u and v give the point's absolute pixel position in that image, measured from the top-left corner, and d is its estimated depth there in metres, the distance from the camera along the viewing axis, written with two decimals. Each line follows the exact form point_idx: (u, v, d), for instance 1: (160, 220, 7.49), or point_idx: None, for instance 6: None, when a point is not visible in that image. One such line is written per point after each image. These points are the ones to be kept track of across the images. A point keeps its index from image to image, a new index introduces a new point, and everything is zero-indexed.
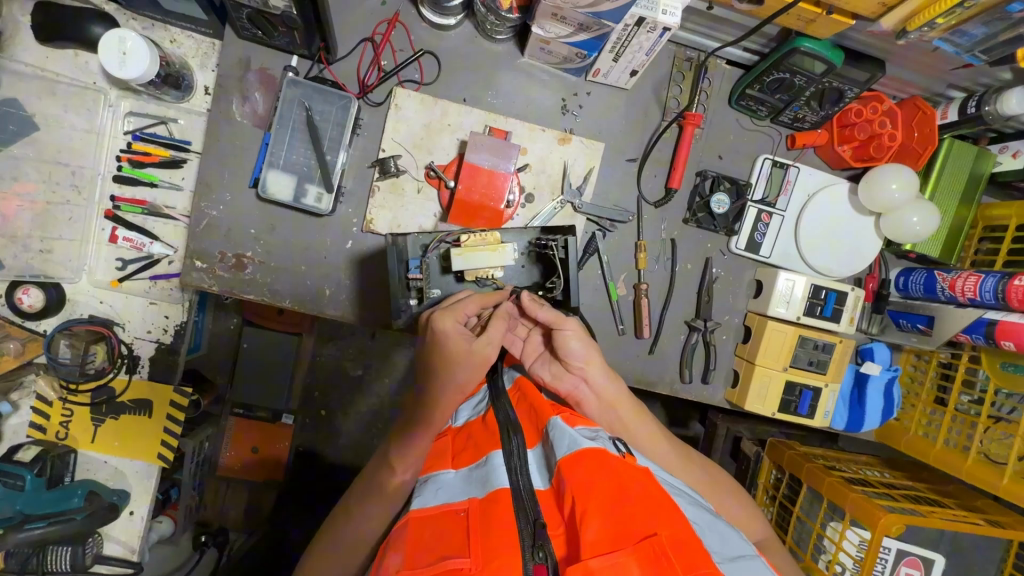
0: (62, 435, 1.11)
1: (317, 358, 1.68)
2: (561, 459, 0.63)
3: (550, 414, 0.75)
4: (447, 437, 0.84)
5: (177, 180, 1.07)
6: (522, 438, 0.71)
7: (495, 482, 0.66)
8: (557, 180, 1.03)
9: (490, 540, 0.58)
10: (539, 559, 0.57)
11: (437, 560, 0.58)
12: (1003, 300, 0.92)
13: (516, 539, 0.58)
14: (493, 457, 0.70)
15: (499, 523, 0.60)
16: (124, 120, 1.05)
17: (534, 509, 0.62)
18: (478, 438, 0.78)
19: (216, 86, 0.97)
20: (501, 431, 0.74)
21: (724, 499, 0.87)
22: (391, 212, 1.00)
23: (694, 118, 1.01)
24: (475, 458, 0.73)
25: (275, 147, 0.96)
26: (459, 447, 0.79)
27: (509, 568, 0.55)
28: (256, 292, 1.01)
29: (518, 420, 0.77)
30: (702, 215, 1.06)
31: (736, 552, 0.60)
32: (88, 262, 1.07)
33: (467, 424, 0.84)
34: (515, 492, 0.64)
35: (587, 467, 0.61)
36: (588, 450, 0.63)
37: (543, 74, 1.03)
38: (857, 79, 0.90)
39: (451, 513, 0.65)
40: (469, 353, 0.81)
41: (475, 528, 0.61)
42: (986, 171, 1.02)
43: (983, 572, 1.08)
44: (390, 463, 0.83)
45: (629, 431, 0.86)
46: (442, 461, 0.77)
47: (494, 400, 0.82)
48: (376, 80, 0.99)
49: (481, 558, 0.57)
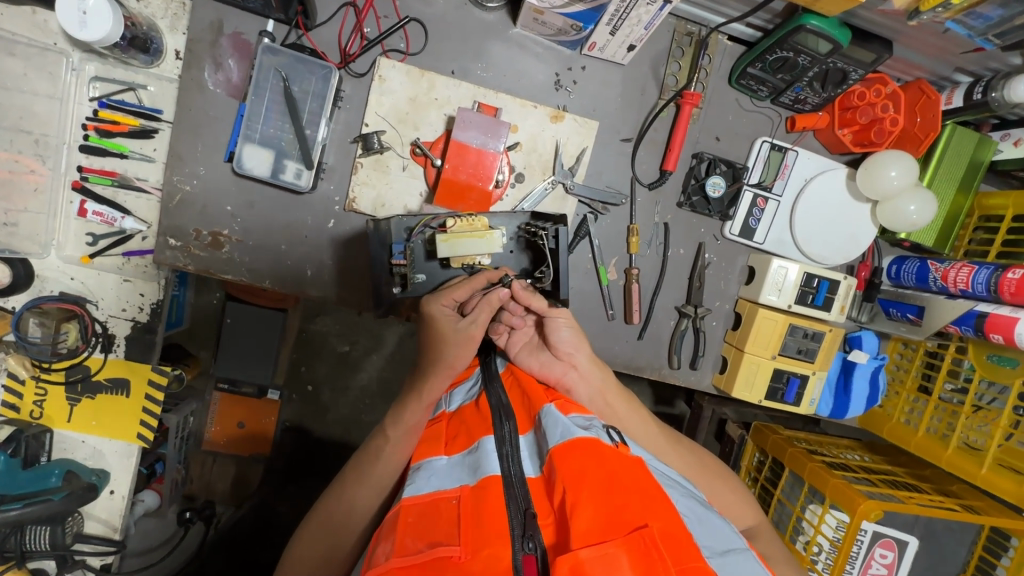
0: (36, 414, 1.09)
1: (304, 333, 1.65)
2: (554, 447, 0.62)
3: (543, 401, 0.74)
4: (440, 422, 0.80)
5: (149, 151, 1.01)
6: (514, 423, 0.70)
7: (487, 468, 0.65)
8: (549, 160, 0.99)
9: (481, 529, 0.58)
10: (529, 549, 0.56)
11: (428, 548, 0.58)
12: (995, 293, 0.90)
13: (506, 529, 0.58)
14: (484, 443, 0.69)
15: (490, 513, 0.60)
16: (89, 85, 0.98)
17: (524, 498, 0.61)
18: (470, 423, 0.75)
19: (187, 52, 0.91)
20: (494, 415, 0.72)
21: (716, 488, 0.86)
22: (374, 190, 0.96)
23: (692, 97, 0.97)
24: (469, 443, 0.72)
25: (251, 119, 0.90)
26: (453, 432, 0.76)
27: (498, 558, 0.56)
28: (235, 273, 0.97)
29: (510, 405, 0.76)
30: (696, 199, 1.04)
31: (726, 546, 0.59)
32: (57, 236, 1.02)
33: (461, 410, 0.80)
34: (506, 480, 0.63)
35: (582, 455, 0.60)
36: (582, 440, 0.62)
37: (537, 46, 0.98)
38: (862, 60, 0.87)
39: (444, 501, 0.63)
40: (457, 332, 0.79)
41: (467, 516, 0.60)
42: (986, 159, 0.99)
43: (952, 554, 1.12)
44: (388, 436, 0.81)
45: (620, 419, 0.84)
46: (433, 445, 0.75)
47: (486, 383, 0.81)
48: (358, 49, 0.93)
49: (471, 547, 0.57)
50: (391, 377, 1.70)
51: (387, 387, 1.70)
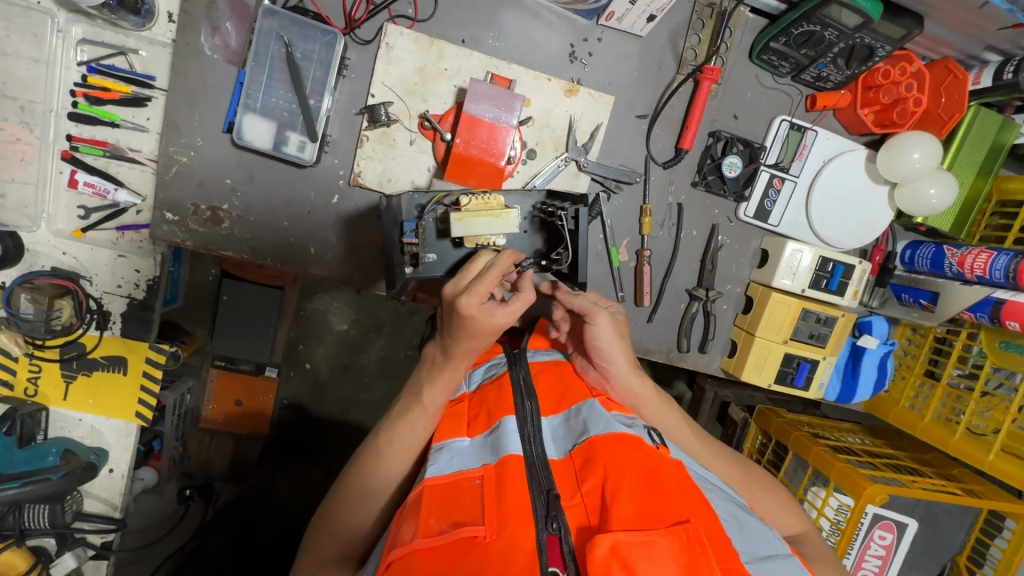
0: (31, 392, 1.06)
1: (304, 311, 1.62)
2: (595, 437, 0.63)
3: (584, 397, 0.73)
4: (462, 403, 0.79)
5: (141, 120, 0.96)
6: (536, 404, 0.70)
7: (507, 447, 0.64)
8: (562, 136, 0.96)
9: (504, 509, 0.58)
10: (553, 530, 0.57)
11: (451, 528, 0.57)
12: (1013, 280, 0.89)
13: (529, 509, 0.58)
14: (506, 422, 0.68)
15: (513, 491, 0.59)
16: (77, 49, 0.93)
17: (546, 479, 0.61)
18: (491, 405, 0.74)
19: (181, 14, 0.86)
20: (516, 394, 0.72)
21: (760, 497, 0.82)
22: (380, 164, 0.92)
23: (712, 72, 0.94)
24: (488, 425, 0.70)
25: (250, 88, 0.86)
26: (474, 412, 0.75)
27: (523, 537, 0.55)
28: (235, 250, 0.93)
29: (535, 387, 0.75)
30: (712, 178, 1.01)
31: (766, 552, 0.59)
32: (47, 209, 0.98)
33: (481, 390, 0.79)
34: (527, 460, 0.63)
35: (624, 450, 0.60)
36: (625, 435, 0.62)
37: (550, 14, 0.93)
38: (891, 36, 0.84)
39: (464, 480, 0.62)
40: (490, 326, 0.72)
41: (490, 497, 0.59)
42: (1008, 141, 0.97)
43: (950, 537, 1.13)
44: (421, 403, 0.76)
45: (661, 425, 0.82)
46: (455, 425, 0.73)
47: (511, 363, 0.79)
48: (364, 14, 0.88)
49: (495, 526, 0.56)
50: (392, 356, 1.68)
51: (388, 366, 1.68)
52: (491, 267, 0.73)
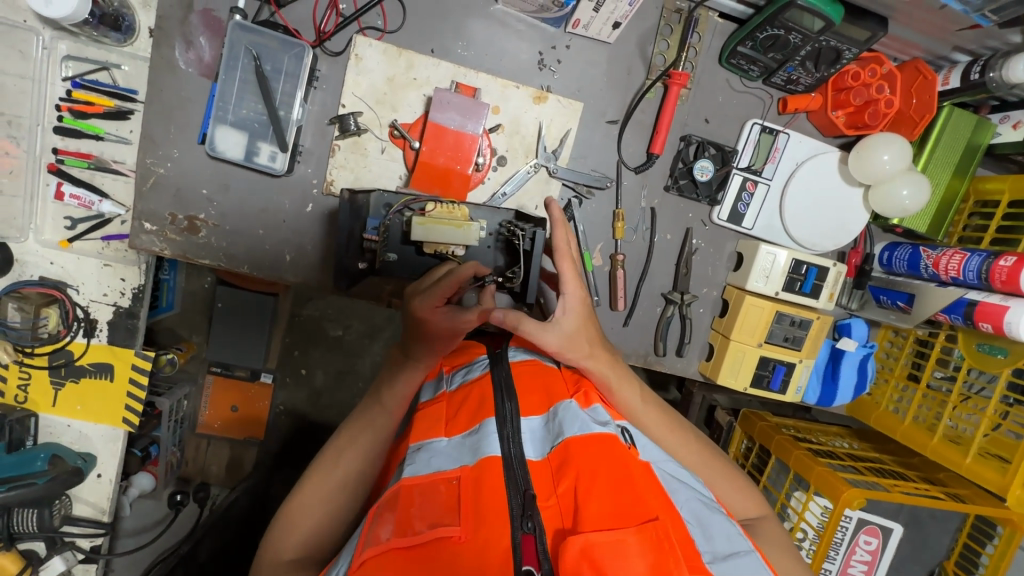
0: (21, 399, 1.09)
1: (296, 318, 1.64)
2: (572, 437, 0.61)
3: (564, 396, 0.72)
4: (440, 402, 0.74)
5: (124, 132, 0.98)
6: (516, 404, 0.68)
7: (486, 448, 0.63)
8: (532, 143, 0.97)
9: (480, 507, 0.57)
10: (528, 528, 0.55)
11: (427, 528, 0.56)
12: (985, 281, 0.89)
13: (505, 507, 0.57)
14: (487, 424, 0.66)
15: (489, 492, 0.58)
16: (62, 64, 0.95)
17: (524, 480, 0.60)
18: (472, 404, 0.71)
19: (155, 29, 0.88)
20: (496, 392, 0.70)
21: (720, 482, 0.80)
22: (353, 172, 0.94)
23: (679, 77, 0.94)
24: (469, 425, 0.68)
25: (223, 100, 0.89)
26: (453, 411, 0.72)
27: (497, 537, 0.55)
28: (213, 258, 0.95)
29: (514, 383, 0.73)
30: (684, 182, 1.01)
31: (729, 550, 0.55)
32: (34, 220, 1.01)
33: (461, 390, 0.75)
34: (505, 461, 0.61)
35: (599, 450, 0.59)
36: (600, 436, 0.61)
37: (518, 23, 0.95)
38: (856, 39, 0.84)
39: (444, 481, 0.61)
40: (446, 331, 0.73)
41: (466, 497, 0.59)
42: (984, 142, 0.96)
43: (937, 543, 1.11)
44: (383, 400, 0.78)
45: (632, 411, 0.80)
46: (433, 426, 0.70)
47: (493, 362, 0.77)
48: (334, 27, 0.90)
49: (470, 526, 0.56)
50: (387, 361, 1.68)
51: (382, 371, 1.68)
52: (451, 274, 0.74)
